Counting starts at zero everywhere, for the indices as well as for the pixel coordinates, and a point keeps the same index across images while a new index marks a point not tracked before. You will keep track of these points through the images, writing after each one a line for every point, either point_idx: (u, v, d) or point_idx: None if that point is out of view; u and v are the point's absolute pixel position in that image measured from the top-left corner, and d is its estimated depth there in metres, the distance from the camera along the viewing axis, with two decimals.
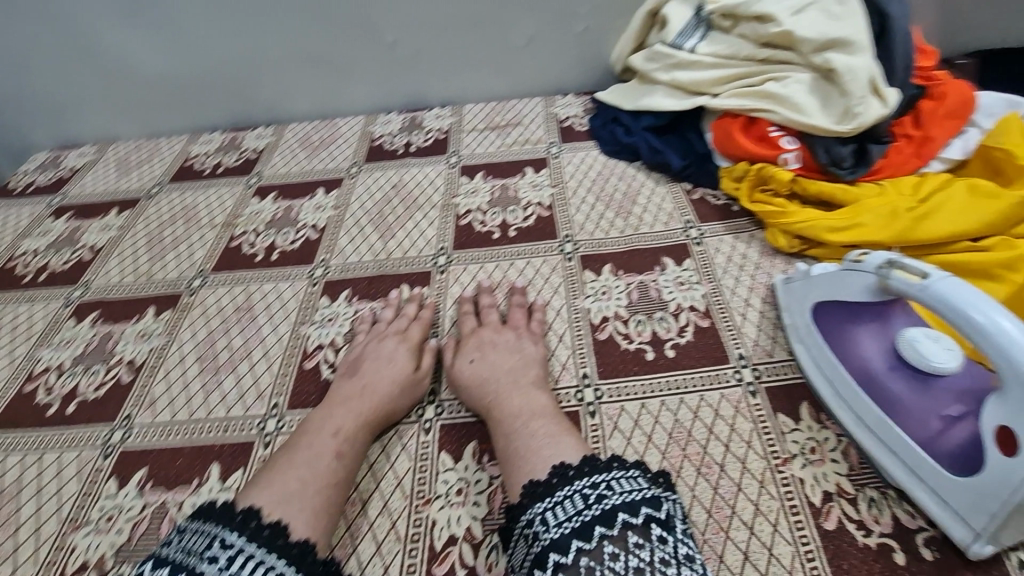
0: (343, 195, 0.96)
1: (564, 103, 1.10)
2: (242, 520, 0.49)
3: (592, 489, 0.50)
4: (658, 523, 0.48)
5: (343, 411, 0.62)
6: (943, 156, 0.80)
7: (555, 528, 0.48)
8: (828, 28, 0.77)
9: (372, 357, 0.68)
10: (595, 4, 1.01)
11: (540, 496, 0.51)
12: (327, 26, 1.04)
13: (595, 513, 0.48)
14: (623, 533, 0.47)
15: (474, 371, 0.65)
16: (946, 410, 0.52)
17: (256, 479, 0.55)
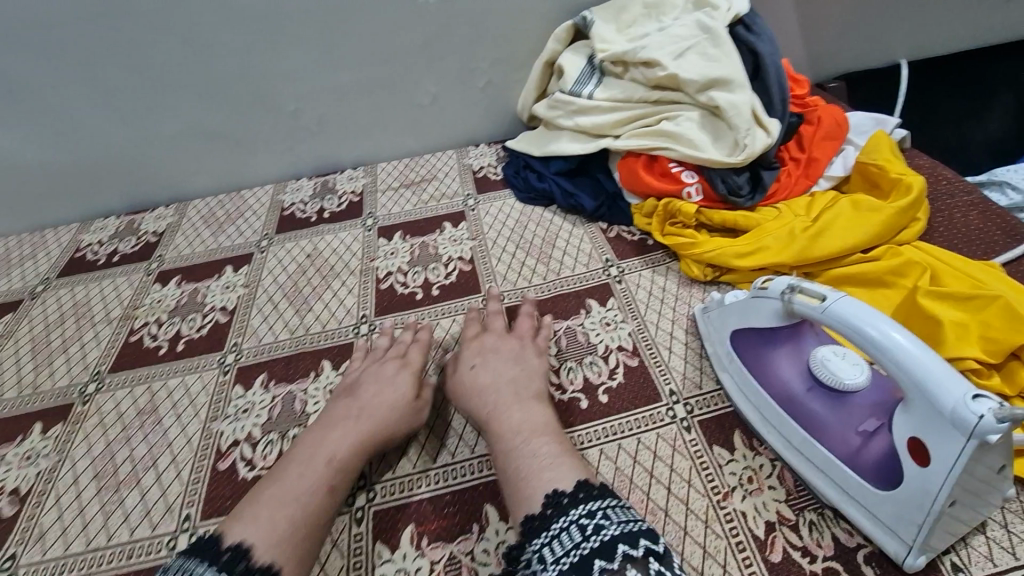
0: (253, 271, 0.91)
1: (476, 154, 1.12)
2: (229, 559, 0.48)
3: (590, 519, 0.47)
4: (658, 558, 0.45)
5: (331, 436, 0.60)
6: (828, 174, 0.87)
7: (553, 565, 0.46)
8: (708, 69, 0.82)
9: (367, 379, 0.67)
10: (493, 59, 1.04)
11: (536, 532, 0.49)
12: (222, 100, 1.01)
13: (595, 545, 0.45)
14: (623, 567, 0.44)
15: (474, 377, 0.65)
16: (863, 425, 0.54)
17: (241, 512, 0.53)
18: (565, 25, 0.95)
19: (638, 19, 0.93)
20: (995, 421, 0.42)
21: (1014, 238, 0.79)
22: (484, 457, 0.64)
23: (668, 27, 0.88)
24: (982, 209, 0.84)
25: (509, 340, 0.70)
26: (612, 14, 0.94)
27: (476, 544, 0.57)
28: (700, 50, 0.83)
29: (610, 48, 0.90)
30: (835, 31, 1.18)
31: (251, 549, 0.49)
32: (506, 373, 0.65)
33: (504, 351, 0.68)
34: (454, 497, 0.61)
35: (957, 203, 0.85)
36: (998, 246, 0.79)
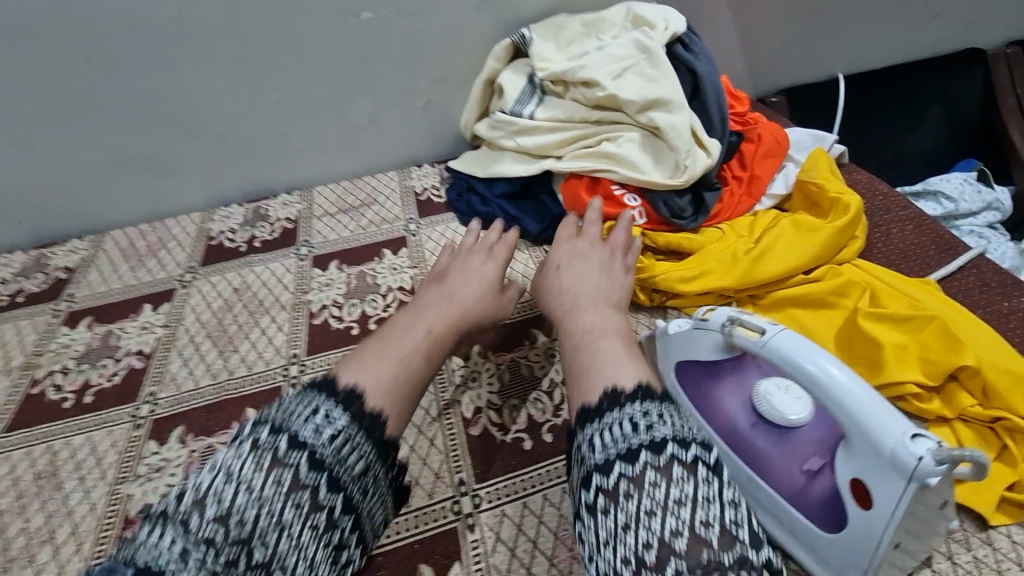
0: (174, 309, 0.85)
1: (419, 174, 1.07)
2: (346, 397, 0.52)
3: (644, 416, 0.49)
4: (704, 466, 0.47)
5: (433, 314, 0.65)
6: (770, 192, 0.86)
7: (600, 452, 0.48)
8: (647, 89, 0.81)
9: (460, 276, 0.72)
10: (433, 77, 1.00)
11: (589, 420, 0.51)
12: (141, 124, 0.94)
13: (645, 440, 0.48)
14: (669, 464, 0.46)
15: (558, 275, 0.70)
16: (806, 463, 0.52)
17: (353, 360, 0.57)
18: (505, 44, 0.92)
19: (578, 37, 0.92)
20: (933, 463, 0.41)
21: (949, 253, 0.80)
22: (422, 509, 0.60)
23: (608, 45, 0.86)
24: (918, 224, 0.84)
25: (582, 243, 0.75)
26: (552, 33, 0.92)
27: None
28: (639, 70, 0.82)
29: (551, 66, 0.88)
30: (776, 47, 1.19)
31: (364, 395, 0.53)
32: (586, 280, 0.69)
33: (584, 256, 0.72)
34: (386, 558, 0.56)
35: (894, 218, 0.86)
36: (933, 261, 0.80)
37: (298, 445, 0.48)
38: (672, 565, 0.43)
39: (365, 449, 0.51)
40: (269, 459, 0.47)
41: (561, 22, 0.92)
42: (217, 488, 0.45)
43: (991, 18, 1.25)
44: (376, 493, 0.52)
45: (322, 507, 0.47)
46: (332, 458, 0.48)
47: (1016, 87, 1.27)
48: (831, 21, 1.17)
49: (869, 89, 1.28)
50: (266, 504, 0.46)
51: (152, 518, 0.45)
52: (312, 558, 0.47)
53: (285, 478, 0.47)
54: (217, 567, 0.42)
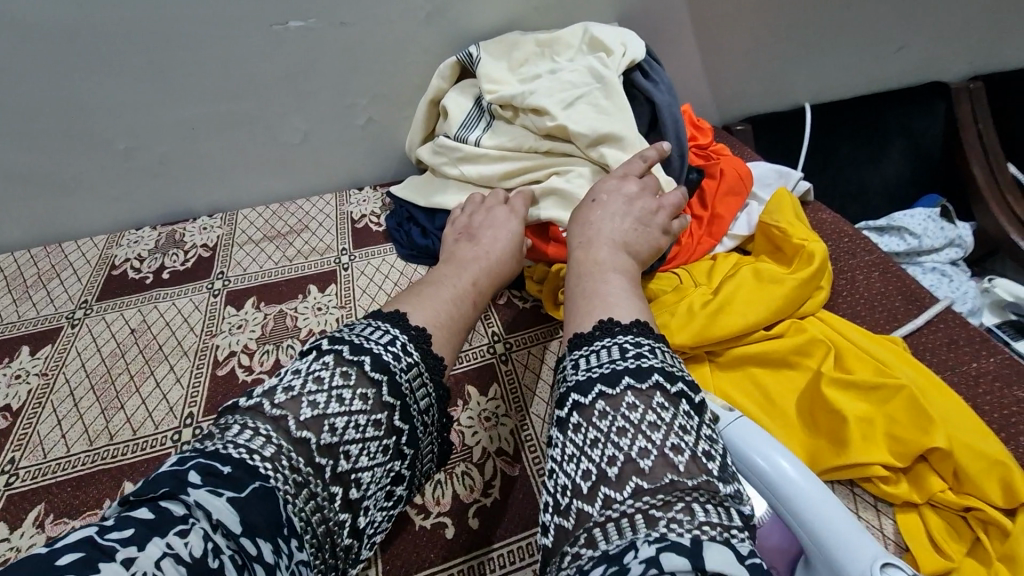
0: (56, 352, 0.73)
1: (358, 199, 0.98)
2: (417, 331, 0.54)
3: (634, 347, 0.46)
4: (688, 402, 0.43)
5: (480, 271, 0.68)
6: (732, 232, 0.81)
7: (584, 371, 0.45)
8: (600, 124, 0.74)
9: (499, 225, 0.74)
10: (373, 95, 0.91)
11: (579, 346, 0.49)
12: (30, 138, 0.82)
13: (630, 365, 0.44)
14: (651, 390, 0.43)
15: (589, 212, 0.69)
16: None
17: (412, 296, 0.60)
18: (451, 61, 0.84)
19: (530, 58, 0.83)
20: None
21: (916, 305, 0.75)
22: None
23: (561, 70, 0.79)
24: (883, 270, 0.79)
25: (613, 181, 0.71)
26: (503, 52, 0.84)
27: None
28: (593, 101, 0.75)
29: (499, 89, 0.80)
30: (742, 76, 1.14)
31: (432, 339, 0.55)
32: (619, 226, 0.67)
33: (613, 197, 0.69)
34: None
35: (859, 263, 0.81)
36: (899, 313, 0.74)
37: (380, 365, 0.48)
38: (634, 483, 0.39)
39: (431, 386, 0.52)
40: (353, 373, 0.48)
41: (513, 41, 0.84)
42: (309, 391, 0.46)
43: (955, 52, 1.23)
44: (433, 436, 0.52)
45: (393, 431, 0.47)
46: (408, 386, 0.49)
47: (978, 124, 1.24)
48: (797, 51, 1.13)
49: (834, 120, 1.24)
50: (351, 418, 0.46)
51: (243, 413, 0.45)
52: (380, 482, 0.47)
53: (368, 395, 0.47)
54: (303, 476, 0.42)
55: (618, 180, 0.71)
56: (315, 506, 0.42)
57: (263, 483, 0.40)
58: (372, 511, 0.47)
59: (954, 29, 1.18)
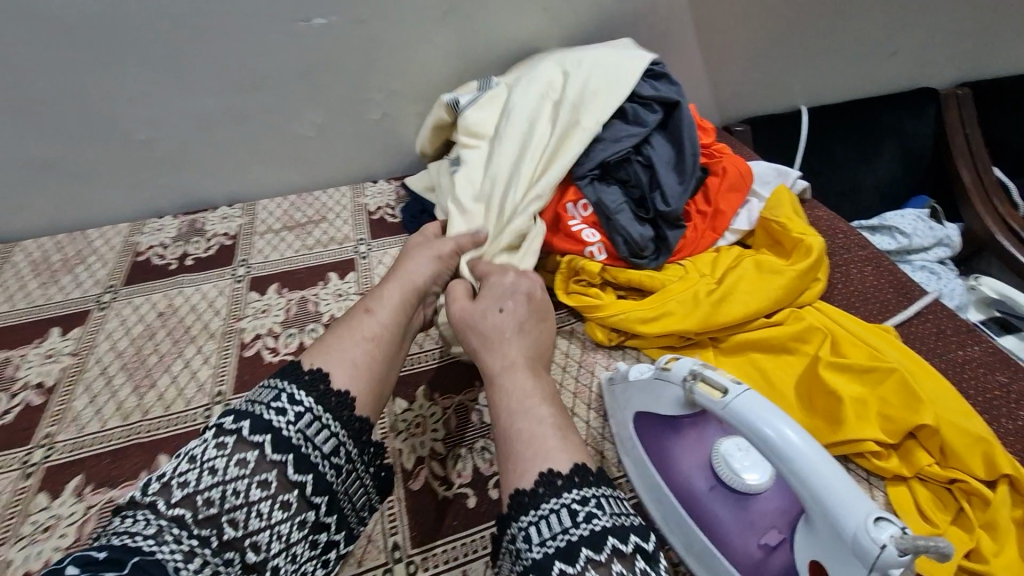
0: (87, 333, 0.76)
1: (373, 191, 1.01)
2: (310, 380, 0.50)
3: (581, 505, 0.44)
4: (644, 558, 0.41)
5: (388, 288, 0.64)
6: (733, 227, 0.85)
7: (537, 546, 0.42)
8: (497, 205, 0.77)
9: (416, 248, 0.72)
10: (389, 92, 0.95)
11: (525, 508, 0.44)
12: (57, 128, 0.85)
13: (582, 533, 0.42)
14: (609, 560, 0.40)
15: (499, 321, 0.61)
16: (764, 537, 0.48)
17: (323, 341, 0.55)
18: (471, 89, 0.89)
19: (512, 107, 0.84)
20: (897, 552, 0.38)
21: (906, 297, 0.79)
22: None
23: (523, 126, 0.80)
24: (876, 264, 0.84)
25: (509, 279, 0.66)
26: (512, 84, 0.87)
27: None
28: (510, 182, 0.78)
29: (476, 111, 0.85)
30: (741, 80, 1.19)
31: (330, 376, 0.51)
32: (528, 333, 0.61)
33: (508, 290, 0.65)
34: None
35: (854, 258, 0.85)
36: (891, 305, 0.79)
37: (262, 426, 0.46)
38: None
39: (334, 427, 0.49)
40: (230, 443, 0.45)
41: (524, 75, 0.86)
42: (181, 472, 0.43)
43: (943, 60, 1.28)
44: (357, 476, 0.50)
45: (292, 484, 0.45)
46: (298, 438, 0.46)
47: (966, 130, 1.29)
48: (794, 55, 1.17)
49: (828, 123, 1.29)
50: (227, 487, 0.43)
51: (126, 508, 0.42)
52: (288, 539, 0.44)
53: (248, 459, 0.44)
54: (188, 547, 0.40)
55: (514, 278, 0.66)
56: (211, 571, 0.40)
57: (146, 556, 0.37)
58: (292, 566, 0.44)
59: (943, 36, 1.23)
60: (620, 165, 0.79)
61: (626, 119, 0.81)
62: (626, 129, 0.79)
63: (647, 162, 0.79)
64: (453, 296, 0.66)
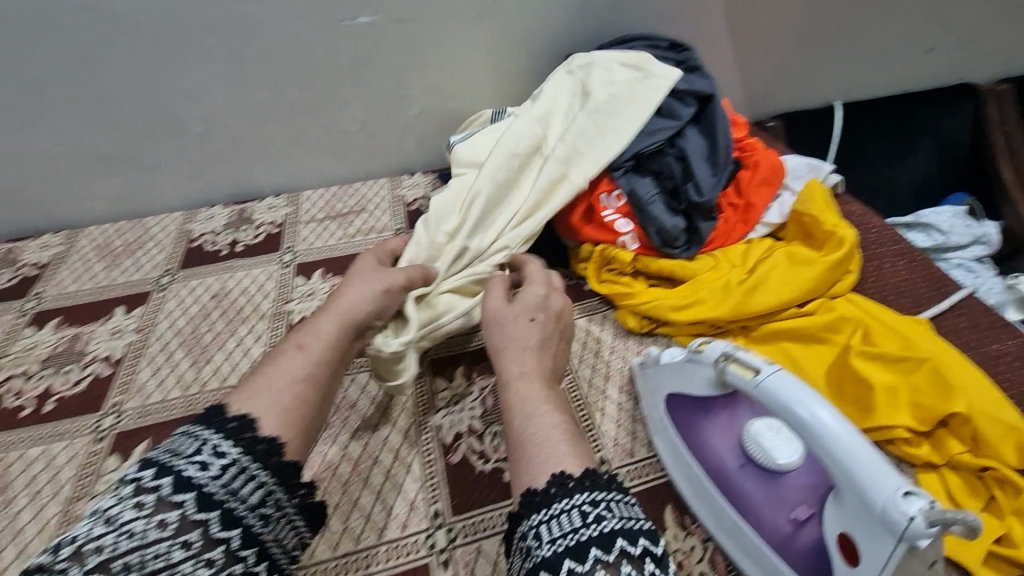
0: (148, 312, 0.82)
1: (410, 184, 1.05)
2: (235, 426, 0.47)
3: (592, 506, 0.44)
4: (654, 561, 0.41)
5: (324, 321, 0.59)
6: (765, 220, 0.86)
7: (547, 544, 0.42)
8: (468, 237, 0.75)
9: (361, 274, 0.66)
10: (427, 87, 0.98)
11: (536, 507, 0.45)
12: (121, 120, 0.91)
13: (592, 534, 0.42)
14: (619, 561, 0.40)
15: (530, 330, 0.62)
16: (793, 512, 0.50)
17: (247, 385, 0.52)
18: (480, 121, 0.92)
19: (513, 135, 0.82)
20: (925, 525, 0.39)
21: (940, 291, 0.79)
22: (394, 543, 0.56)
23: (513, 151, 0.79)
24: (909, 259, 0.84)
25: (533, 288, 0.67)
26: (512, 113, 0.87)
27: None
28: (487, 217, 0.77)
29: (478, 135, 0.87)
30: (774, 76, 1.19)
31: (258, 422, 0.48)
32: (549, 350, 0.62)
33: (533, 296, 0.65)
34: None
35: (886, 252, 0.85)
36: (924, 298, 0.79)
37: (185, 482, 0.41)
38: None
39: (264, 477, 0.45)
40: (150, 502, 0.40)
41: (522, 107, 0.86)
42: (94, 537, 0.38)
43: (982, 55, 1.26)
44: (285, 525, 0.46)
45: (218, 543, 0.41)
46: (222, 494, 0.42)
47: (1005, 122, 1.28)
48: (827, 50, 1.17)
49: (862, 119, 1.28)
50: (147, 552, 0.38)
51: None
52: None
53: (168, 520, 0.40)
54: None
55: (543, 290, 0.66)
56: None
57: None
58: None
59: (983, 30, 1.21)
60: (654, 157, 0.82)
61: (660, 112, 0.84)
62: (660, 122, 0.83)
63: (680, 155, 0.82)
64: (490, 292, 0.67)
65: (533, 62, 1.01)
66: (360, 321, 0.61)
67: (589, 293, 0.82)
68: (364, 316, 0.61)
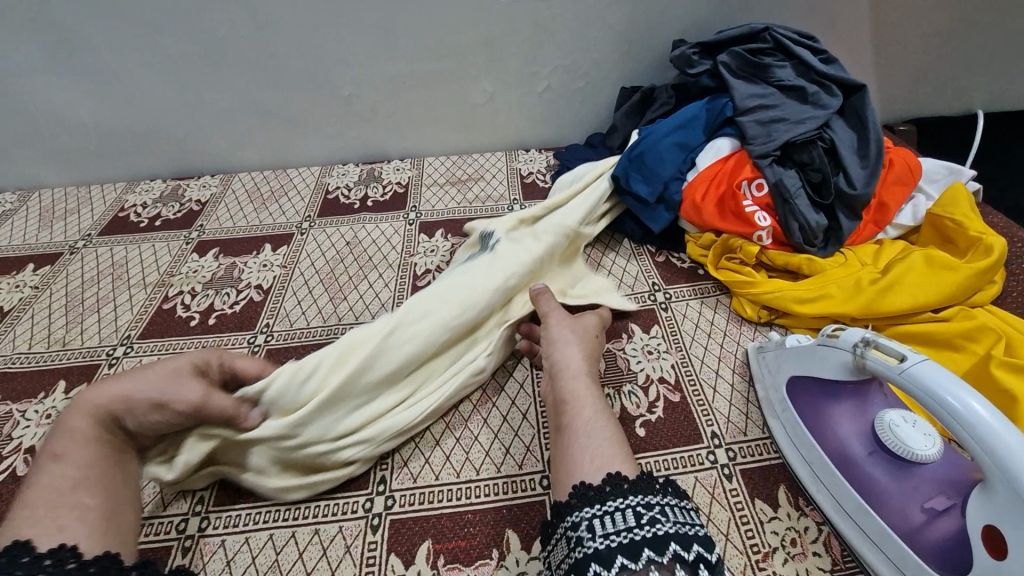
0: (292, 251, 0.90)
1: (526, 158, 1.10)
2: (7, 559, 0.39)
3: (646, 509, 0.45)
4: (706, 567, 0.42)
5: (76, 419, 0.50)
6: (896, 221, 0.82)
7: (601, 538, 0.44)
8: (315, 411, 0.56)
9: (153, 370, 0.53)
10: (555, 65, 1.02)
11: (589, 501, 0.47)
12: (279, 76, 1.00)
13: (646, 535, 0.43)
14: (671, 564, 0.41)
15: (595, 346, 0.65)
16: (929, 502, 0.49)
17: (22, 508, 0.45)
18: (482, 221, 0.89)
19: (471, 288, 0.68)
20: None
21: None
22: (510, 478, 0.59)
23: (442, 320, 0.65)
24: None
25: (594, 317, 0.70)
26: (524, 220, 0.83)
27: (496, 571, 0.52)
28: (364, 394, 0.60)
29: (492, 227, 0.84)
30: (912, 79, 1.13)
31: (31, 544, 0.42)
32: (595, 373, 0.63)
33: (589, 320, 0.68)
34: (475, 517, 0.56)
35: None
36: None
37: None
38: None
39: None
40: None
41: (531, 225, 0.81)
42: None
43: None
44: None
45: None
46: None
47: None
48: (974, 53, 1.10)
49: None
50: None
51: None
52: None
53: None
54: None
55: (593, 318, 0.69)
56: None
57: None
58: None
59: None
60: (802, 148, 0.83)
61: (804, 100, 0.85)
62: (809, 111, 0.84)
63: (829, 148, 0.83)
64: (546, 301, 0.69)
65: (663, 48, 1.01)
66: (119, 415, 0.51)
67: (704, 277, 0.83)
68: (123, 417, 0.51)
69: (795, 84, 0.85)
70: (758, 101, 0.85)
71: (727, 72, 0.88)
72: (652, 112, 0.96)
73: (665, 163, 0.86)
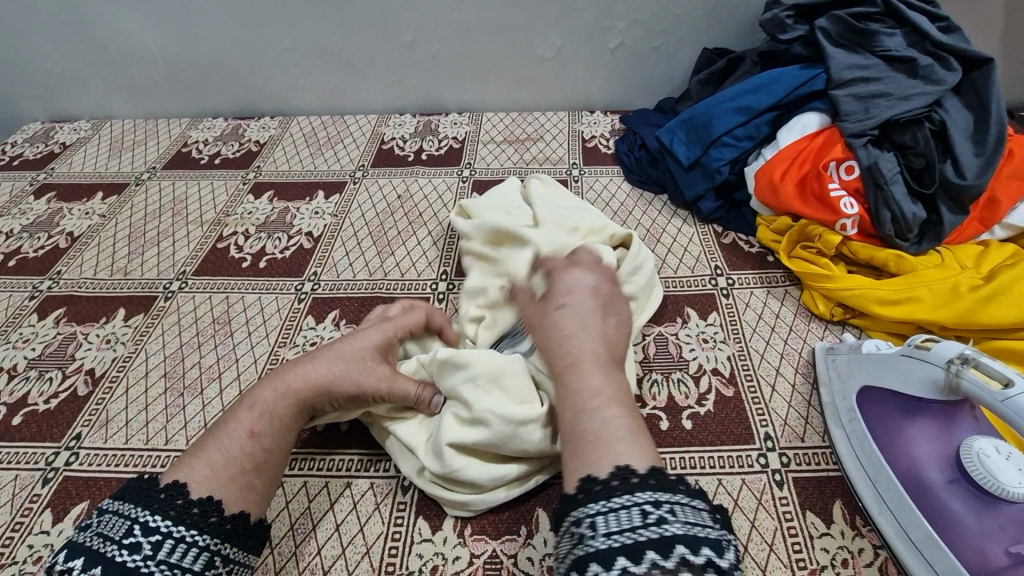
0: (343, 201, 0.89)
1: (589, 121, 1.03)
2: (165, 498, 0.43)
3: (654, 507, 0.39)
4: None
5: (274, 396, 0.51)
6: (1007, 221, 0.72)
7: (603, 538, 0.39)
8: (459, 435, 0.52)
9: (348, 352, 0.55)
10: (632, 20, 0.94)
11: (594, 496, 0.41)
12: (342, 18, 0.97)
13: (652, 536, 0.38)
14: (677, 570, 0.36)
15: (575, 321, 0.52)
16: (1014, 545, 0.43)
17: (186, 460, 0.47)
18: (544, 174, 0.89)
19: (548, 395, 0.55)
20: None
21: None
22: None
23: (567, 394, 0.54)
24: None
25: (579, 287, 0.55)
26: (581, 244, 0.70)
27: (522, 548, 0.51)
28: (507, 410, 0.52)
29: (488, 210, 0.77)
30: None
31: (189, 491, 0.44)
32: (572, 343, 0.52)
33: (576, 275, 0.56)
34: None
35: None
36: None
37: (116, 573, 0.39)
38: None
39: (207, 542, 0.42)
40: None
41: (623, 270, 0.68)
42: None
43: None
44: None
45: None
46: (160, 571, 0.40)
47: None
48: None
49: None
50: None
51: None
52: None
53: None
54: None
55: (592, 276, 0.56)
56: None
57: None
58: None
59: None
60: (905, 128, 0.73)
61: (913, 73, 0.75)
62: (918, 86, 0.74)
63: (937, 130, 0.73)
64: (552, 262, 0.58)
65: (755, 6, 0.91)
66: (318, 399, 0.53)
67: (773, 265, 0.76)
68: (316, 399, 0.52)
69: (904, 55, 0.75)
70: (859, 73, 0.76)
71: (825, 37, 0.78)
72: (735, 79, 0.87)
73: (717, 126, 0.81)
